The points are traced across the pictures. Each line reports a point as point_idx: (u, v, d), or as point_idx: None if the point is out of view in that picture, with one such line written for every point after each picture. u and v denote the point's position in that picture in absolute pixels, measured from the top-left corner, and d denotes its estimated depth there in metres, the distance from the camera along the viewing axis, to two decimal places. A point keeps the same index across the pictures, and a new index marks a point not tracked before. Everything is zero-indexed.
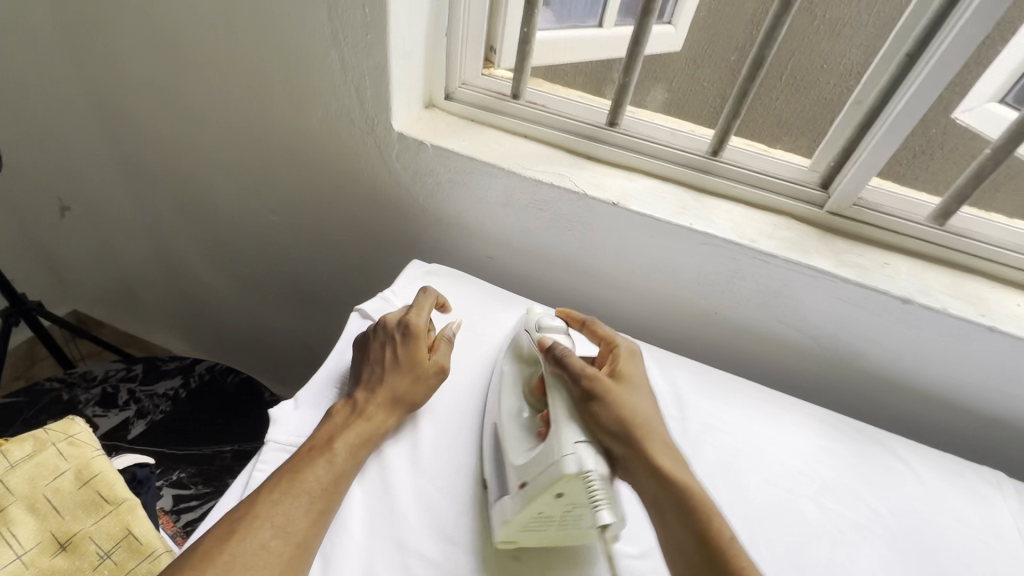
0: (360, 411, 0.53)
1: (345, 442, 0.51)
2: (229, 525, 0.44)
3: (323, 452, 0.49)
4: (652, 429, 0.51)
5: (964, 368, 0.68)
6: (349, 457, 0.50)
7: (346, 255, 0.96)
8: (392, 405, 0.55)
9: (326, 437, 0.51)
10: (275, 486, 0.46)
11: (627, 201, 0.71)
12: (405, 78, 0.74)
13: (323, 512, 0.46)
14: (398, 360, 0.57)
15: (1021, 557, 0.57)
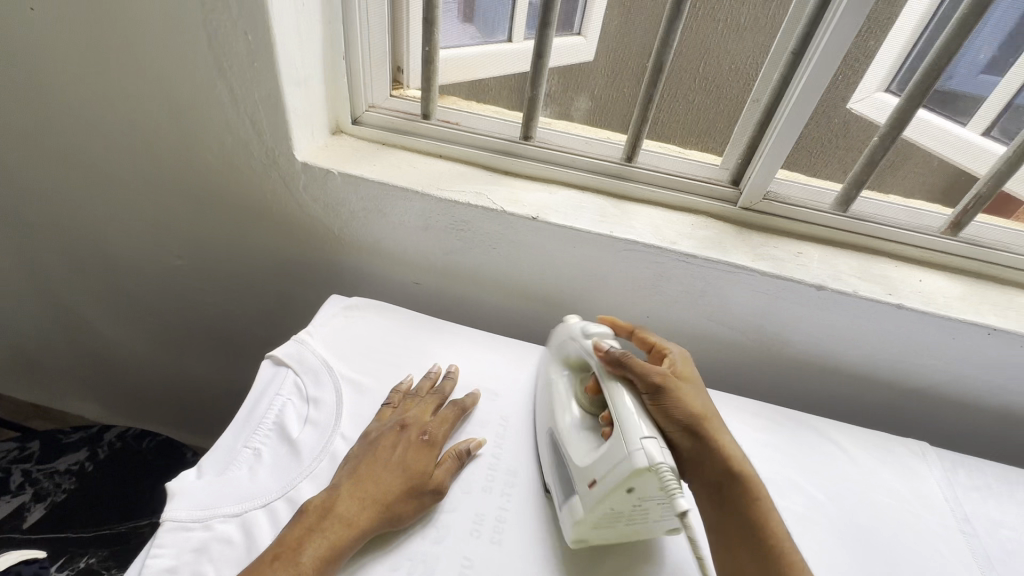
0: (333, 513, 0.46)
1: (313, 555, 0.43)
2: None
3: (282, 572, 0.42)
4: (715, 422, 0.53)
5: (881, 346, 0.71)
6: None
7: (265, 295, 0.90)
8: (378, 515, 0.47)
9: (291, 547, 0.43)
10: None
11: (546, 214, 0.70)
12: (304, 106, 0.70)
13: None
14: (402, 467, 0.51)
15: (949, 524, 0.59)
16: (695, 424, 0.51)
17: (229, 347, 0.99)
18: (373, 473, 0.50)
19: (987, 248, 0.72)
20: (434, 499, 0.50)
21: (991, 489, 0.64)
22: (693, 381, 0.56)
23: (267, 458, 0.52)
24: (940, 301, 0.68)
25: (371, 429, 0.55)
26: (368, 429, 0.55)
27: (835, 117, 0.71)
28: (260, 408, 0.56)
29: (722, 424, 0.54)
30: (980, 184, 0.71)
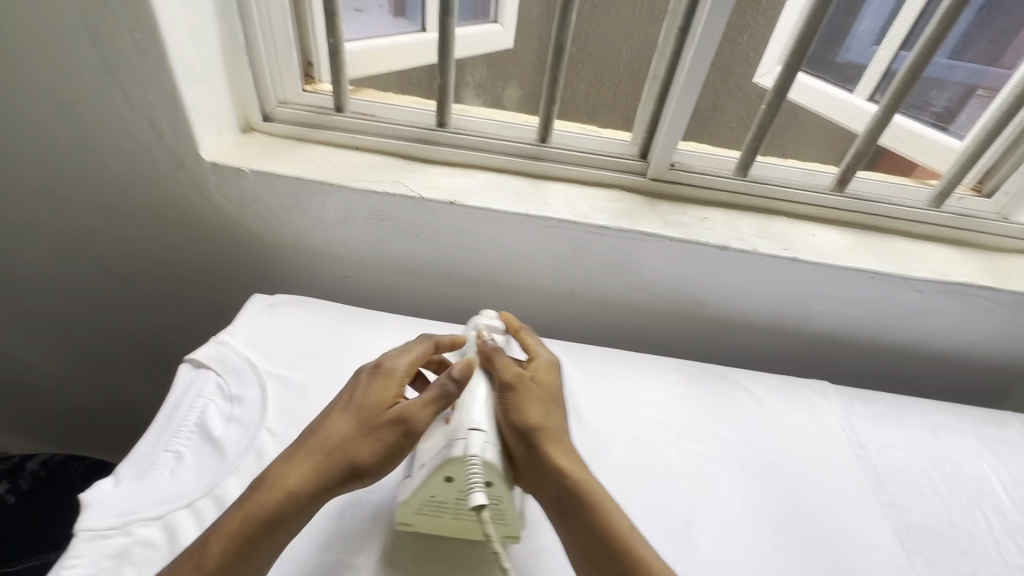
0: (263, 479, 0.47)
1: (236, 527, 0.44)
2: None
3: (201, 551, 0.43)
4: (561, 432, 0.53)
5: (783, 298, 0.77)
6: (236, 549, 0.43)
7: (190, 303, 0.88)
8: (318, 473, 0.47)
9: (219, 525, 0.44)
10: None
11: (464, 198, 0.72)
12: (206, 104, 0.69)
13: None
14: (355, 413, 0.51)
15: (846, 451, 0.65)
16: (533, 436, 0.51)
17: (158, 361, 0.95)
18: (320, 430, 0.50)
19: (869, 201, 0.79)
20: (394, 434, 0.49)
21: (882, 417, 0.71)
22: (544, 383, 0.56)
23: (189, 459, 0.52)
24: (830, 252, 0.74)
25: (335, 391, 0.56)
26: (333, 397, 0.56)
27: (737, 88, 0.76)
28: (180, 412, 0.55)
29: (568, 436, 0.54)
30: (859, 143, 0.76)
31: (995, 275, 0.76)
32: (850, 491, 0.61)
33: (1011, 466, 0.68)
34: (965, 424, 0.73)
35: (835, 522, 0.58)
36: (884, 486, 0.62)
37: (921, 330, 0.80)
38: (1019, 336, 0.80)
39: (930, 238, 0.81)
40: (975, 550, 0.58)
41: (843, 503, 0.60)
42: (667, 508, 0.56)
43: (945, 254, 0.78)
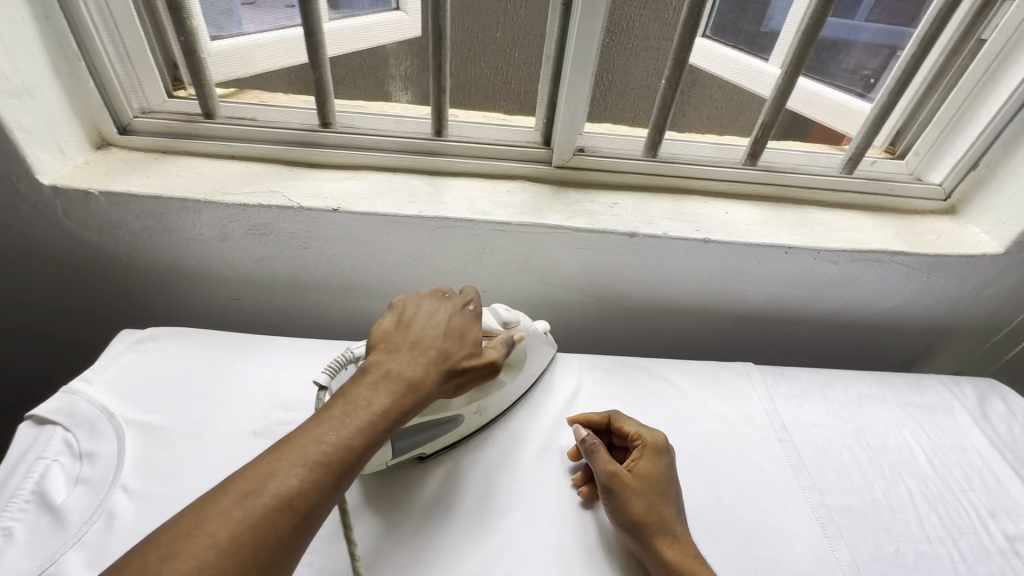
0: (397, 374, 0.46)
1: (384, 404, 0.44)
2: (235, 491, 0.36)
3: (356, 415, 0.42)
4: (663, 479, 0.52)
5: (701, 279, 0.74)
6: (386, 426, 0.44)
7: (67, 341, 0.79)
8: (445, 374, 0.49)
9: (364, 398, 0.44)
10: (296, 448, 0.39)
11: (349, 203, 0.65)
12: (37, 120, 0.60)
13: (335, 488, 0.39)
14: (458, 331, 0.52)
15: (768, 435, 0.63)
16: (621, 486, 0.51)
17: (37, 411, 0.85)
18: (438, 337, 0.50)
19: (781, 173, 0.76)
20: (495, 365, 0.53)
21: (806, 395, 0.69)
22: (676, 479, 0.54)
23: (21, 535, 0.44)
24: (743, 229, 0.71)
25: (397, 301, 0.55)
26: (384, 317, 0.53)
27: (641, 65, 0.70)
28: (14, 479, 0.48)
29: (671, 483, 0.52)
30: (763, 114, 0.75)
31: (909, 239, 0.74)
32: (773, 478, 0.58)
33: (932, 432, 0.67)
34: (888, 392, 0.72)
35: (756, 515, 0.55)
36: (807, 470, 0.60)
37: (842, 300, 0.79)
38: (937, 297, 0.79)
39: (845, 207, 0.80)
40: (897, 526, 0.56)
41: (764, 492, 0.57)
42: (579, 525, 0.52)
43: (859, 221, 0.77)
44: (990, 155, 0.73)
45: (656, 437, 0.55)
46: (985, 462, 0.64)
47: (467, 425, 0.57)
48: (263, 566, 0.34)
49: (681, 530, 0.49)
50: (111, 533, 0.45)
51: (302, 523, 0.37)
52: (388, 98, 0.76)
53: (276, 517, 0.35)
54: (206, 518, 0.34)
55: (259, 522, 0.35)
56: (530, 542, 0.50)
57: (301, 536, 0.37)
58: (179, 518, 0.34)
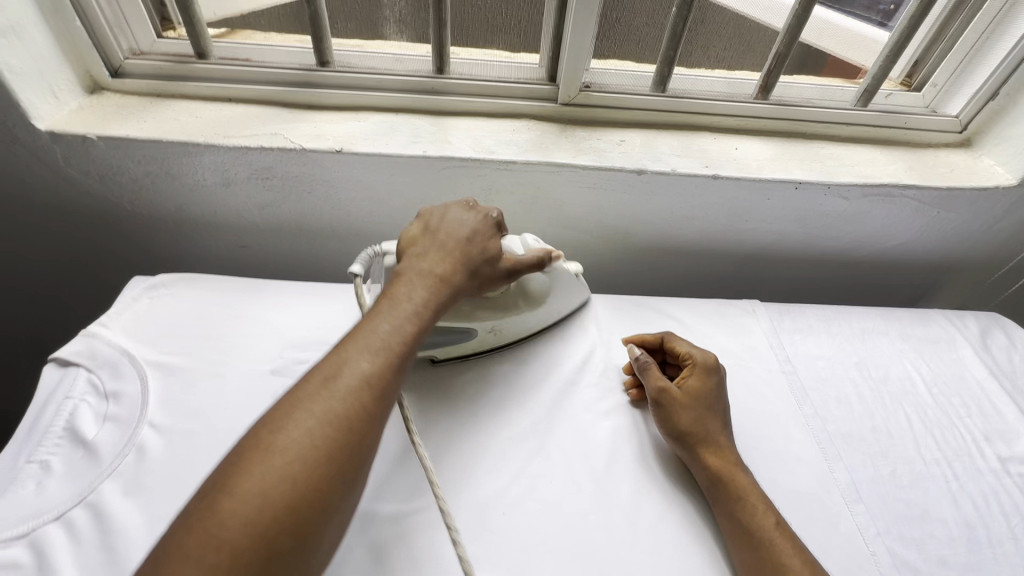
0: (431, 271, 0.48)
1: (425, 293, 0.46)
2: (315, 378, 0.38)
3: (404, 307, 0.44)
4: (713, 397, 0.55)
5: (709, 216, 0.74)
6: (431, 317, 0.46)
7: (79, 292, 0.80)
8: (472, 270, 0.50)
9: (403, 291, 0.46)
10: (355, 338, 0.41)
11: (352, 144, 0.64)
12: (27, 62, 0.58)
13: (402, 367, 0.42)
14: (482, 230, 0.53)
15: (773, 367, 0.65)
16: (670, 402, 0.55)
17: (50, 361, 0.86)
18: (461, 237, 0.51)
19: (794, 107, 0.74)
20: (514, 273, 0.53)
21: (811, 329, 0.70)
22: (724, 395, 0.57)
23: (58, 468, 0.47)
24: (753, 165, 0.70)
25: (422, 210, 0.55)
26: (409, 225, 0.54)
27: None
28: (45, 417, 0.50)
29: (720, 401, 0.56)
30: (777, 41, 0.71)
31: (921, 172, 0.73)
32: (777, 406, 0.60)
33: (934, 363, 0.68)
34: (893, 326, 0.73)
35: (758, 441, 0.57)
36: (810, 399, 0.62)
37: (851, 236, 0.78)
38: (946, 232, 0.79)
39: (858, 141, 0.78)
40: (895, 450, 0.58)
41: (768, 420, 0.59)
42: (590, 452, 0.54)
43: (871, 155, 0.75)
44: (1012, 83, 0.70)
45: (709, 356, 0.58)
46: (983, 390, 0.66)
47: (482, 341, 0.60)
48: (357, 437, 0.37)
49: (724, 440, 0.53)
50: (144, 466, 0.48)
51: (382, 396, 0.39)
52: (381, 37, 0.72)
53: (354, 395, 0.38)
54: (297, 403, 0.37)
55: (341, 401, 0.37)
56: (541, 470, 0.52)
57: (386, 409, 0.40)
58: (273, 407, 0.37)
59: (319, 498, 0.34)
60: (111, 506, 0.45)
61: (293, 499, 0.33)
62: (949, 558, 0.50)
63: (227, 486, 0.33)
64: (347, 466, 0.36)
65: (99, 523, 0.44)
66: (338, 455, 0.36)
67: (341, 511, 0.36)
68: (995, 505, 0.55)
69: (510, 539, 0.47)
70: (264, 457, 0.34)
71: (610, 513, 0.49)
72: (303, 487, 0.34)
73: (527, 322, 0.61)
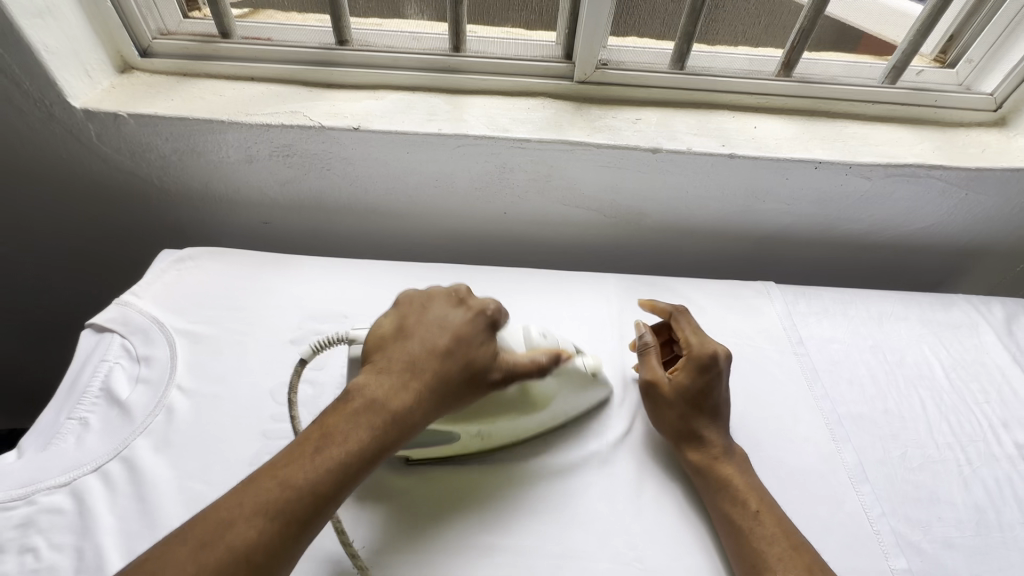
0: (380, 398, 0.43)
1: (360, 438, 0.41)
2: (193, 538, 0.35)
3: (333, 450, 0.40)
4: (709, 393, 0.53)
5: (726, 196, 0.73)
6: (364, 463, 0.41)
7: (114, 265, 0.84)
8: (435, 398, 0.45)
9: (337, 432, 0.41)
10: (256, 493, 0.37)
11: (369, 122, 0.65)
12: (62, 43, 0.60)
13: (299, 539, 0.38)
14: (456, 346, 0.47)
15: (784, 348, 0.64)
16: (659, 399, 0.54)
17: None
18: (431, 352, 0.46)
19: (818, 84, 0.72)
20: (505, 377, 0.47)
21: (826, 312, 0.69)
22: (722, 390, 0.54)
23: (95, 424, 0.50)
24: (772, 144, 0.69)
25: (405, 299, 0.51)
26: (385, 316, 0.49)
27: None
28: (84, 378, 0.53)
29: (716, 396, 0.53)
30: (801, 17, 0.70)
31: (949, 152, 0.71)
32: (786, 388, 0.60)
33: (953, 348, 0.67)
34: (912, 310, 0.71)
35: (766, 420, 0.57)
36: (821, 381, 0.61)
37: (872, 219, 0.77)
38: (974, 215, 0.76)
39: (884, 119, 0.75)
40: (906, 433, 0.58)
41: (777, 402, 0.59)
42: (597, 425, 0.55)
43: (897, 135, 0.73)
44: None
45: (705, 348, 0.55)
46: (1004, 377, 0.64)
47: (466, 444, 0.51)
48: None
49: (713, 434, 0.52)
50: (173, 425, 0.51)
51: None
52: (402, 16, 0.73)
53: (230, 569, 0.35)
54: (159, 572, 0.34)
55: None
56: (548, 441, 0.53)
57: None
58: (132, 570, 0.34)
59: None
60: (143, 461, 0.48)
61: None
62: (956, 539, 0.50)
63: None
64: None
65: (133, 475, 0.47)
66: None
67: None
68: (1008, 491, 0.54)
69: (513, 509, 0.48)
70: None
71: (614, 483, 0.51)
72: None
73: (524, 426, 0.51)
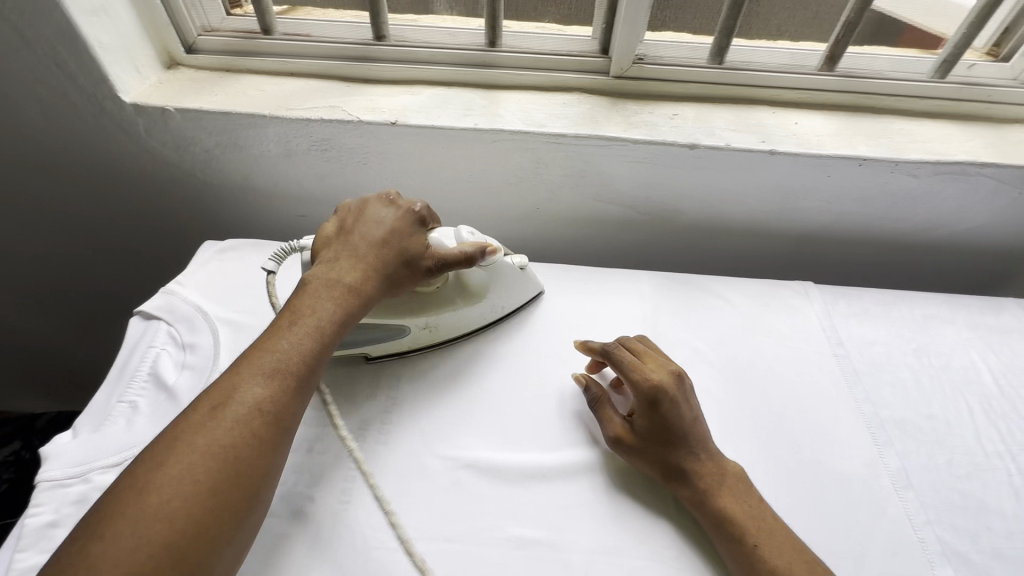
0: (335, 280, 0.50)
1: (329, 310, 0.49)
2: (204, 406, 0.41)
3: (307, 325, 0.47)
4: (672, 424, 0.50)
5: (764, 194, 0.71)
6: (336, 329, 0.49)
7: (156, 256, 0.87)
8: (388, 276, 0.52)
9: (307, 310, 0.48)
10: (252, 364, 0.44)
11: (406, 117, 0.66)
12: (114, 39, 0.62)
13: (299, 389, 0.45)
14: (392, 233, 0.54)
15: (824, 349, 0.63)
16: (630, 448, 0.50)
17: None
18: (373, 240, 0.53)
19: (863, 79, 0.70)
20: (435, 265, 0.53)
21: (867, 313, 0.67)
22: (685, 413, 0.51)
23: (144, 408, 0.52)
24: (814, 140, 0.67)
25: (341, 207, 0.57)
26: (325, 226, 0.56)
27: None
28: (133, 363, 0.55)
29: (679, 422, 0.50)
30: (848, 10, 0.67)
31: (1003, 150, 0.68)
32: (826, 390, 0.59)
33: (1003, 352, 0.65)
34: (960, 313, 0.69)
35: (806, 422, 0.56)
36: (862, 384, 0.60)
37: (918, 218, 0.74)
38: None
39: (931, 115, 0.73)
40: (952, 439, 0.56)
41: (816, 403, 0.58)
42: None
43: (946, 131, 0.70)
44: None
45: (646, 378, 0.52)
46: None
47: (416, 338, 0.58)
48: (243, 460, 0.40)
49: (695, 465, 0.49)
50: None
51: (275, 421, 0.42)
52: (433, 12, 0.74)
53: (245, 419, 0.41)
54: (183, 434, 0.40)
55: (231, 426, 0.40)
56: (583, 436, 0.53)
57: (277, 435, 0.42)
58: (157, 443, 0.40)
59: (212, 519, 0.37)
60: None
61: (172, 533, 0.35)
62: (1007, 549, 0.48)
63: (105, 527, 0.35)
64: (231, 494, 0.38)
65: None
66: (223, 484, 0.38)
67: (238, 534, 0.38)
68: None
69: (548, 503, 0.48)
70: (138, 495, 0.36)
71: (649, 481, 0.50)
72: (190, 518, 0.36)
73: (466, 316, 0.59)
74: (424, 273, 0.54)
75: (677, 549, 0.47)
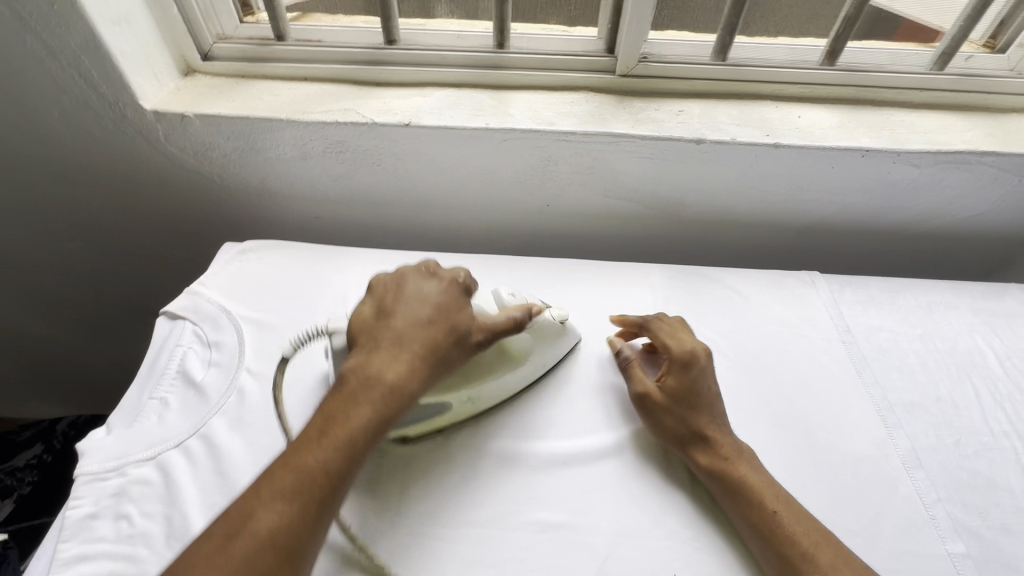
0: (371, 373, 0.46)
1: (362, 416, 0.44)
2: (218, 535, 0.38)
3: (337, 434, 0.43)
4: (700, 389, 0.54)
5: (769, 186, 0.73)
6: (368, 437, 0.44)
7: (173, 259, 0.89)
8: (428, 366, 0.48)
9: (339, 416, 0.44)
10: (271, 483, 0.40)
11: (419, 117, 0.68)
12: (134, 48, 0.64)
13: (322, 513, 0.40)
14: (434, 315, 0.51)
15: (831, 337, 0.64)
16: (655, 406, 0.53)
17: (149, 321, 0.97)
18: (414, 321, 0.50)
19: (863, 72, 0.72)
20: (486, 339, 0.52)
21: (872, 300, 0.69)
22: (711, 383, 0.54)
23: (175, 403, 0.54)
24: (818, 133, 0.69)
25: (379, 283, 0.55)
26: (364, 304, 0.54)
27: None
28: (162, 361, 0.57)
29: (706, 390, 0.54)
30: (847, 6, 0.68)
31: (1002, 139, 0.69)
32: (835, 375, 0.61)
33: (1006, 335, 0.66)
34: (963, 299, 0.70)
35: (816, 407, 0.58)
36: (870, 369, 0.61)
37: (919, 207, 0.76)
38: None
39: (930, 107, 0.74)
40: (961, 421, 0.57)
41: (825, 389, 0.59)
42: None
43: (945, 122, 0.72)
44: None
45: (682, 347, 0.56)
46: None
47: (459, 410, 0.53)
48: None
49: (716, 432, 0.51)
50: (246, 405, 0.54)
51: (291, 552, 0.38)
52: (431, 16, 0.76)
53: (259, 552, 0.37)
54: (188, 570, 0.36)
55: (243, 561, 0.37)
56: (600, 424, 0.55)
57: (292, 566, 0.38)
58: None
59: None
60: (221, 437, 0.51)
61: None
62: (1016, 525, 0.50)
63: None
64: None
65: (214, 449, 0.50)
66: None
67: None
68: None
69: (570, 488, 0.50)
70: None
71: (666, 466, 0.52)
72: None
73: (508, 386, 0.55)
74: (468, 354, 0.51)
75: (695, 530, 0.48)
